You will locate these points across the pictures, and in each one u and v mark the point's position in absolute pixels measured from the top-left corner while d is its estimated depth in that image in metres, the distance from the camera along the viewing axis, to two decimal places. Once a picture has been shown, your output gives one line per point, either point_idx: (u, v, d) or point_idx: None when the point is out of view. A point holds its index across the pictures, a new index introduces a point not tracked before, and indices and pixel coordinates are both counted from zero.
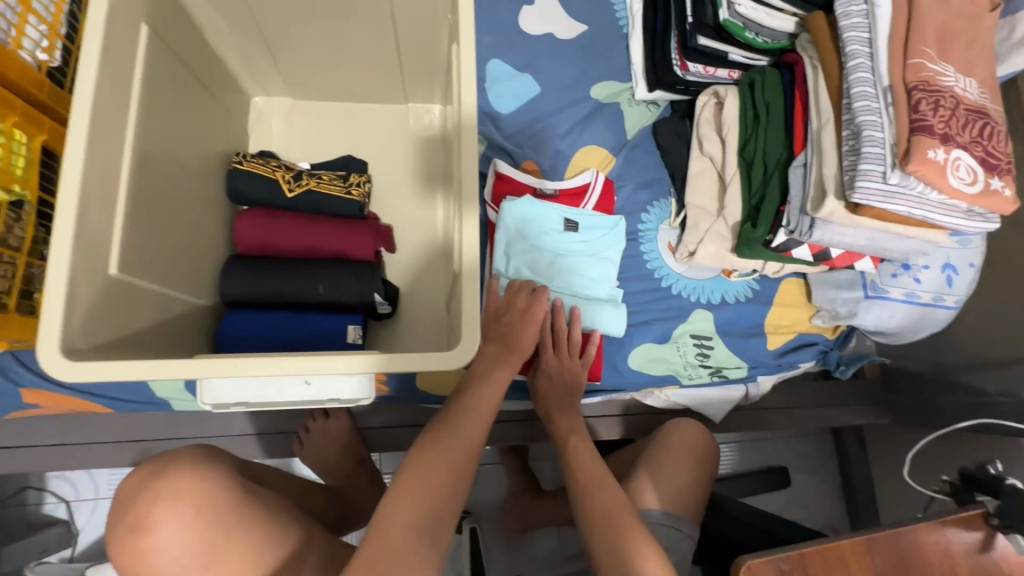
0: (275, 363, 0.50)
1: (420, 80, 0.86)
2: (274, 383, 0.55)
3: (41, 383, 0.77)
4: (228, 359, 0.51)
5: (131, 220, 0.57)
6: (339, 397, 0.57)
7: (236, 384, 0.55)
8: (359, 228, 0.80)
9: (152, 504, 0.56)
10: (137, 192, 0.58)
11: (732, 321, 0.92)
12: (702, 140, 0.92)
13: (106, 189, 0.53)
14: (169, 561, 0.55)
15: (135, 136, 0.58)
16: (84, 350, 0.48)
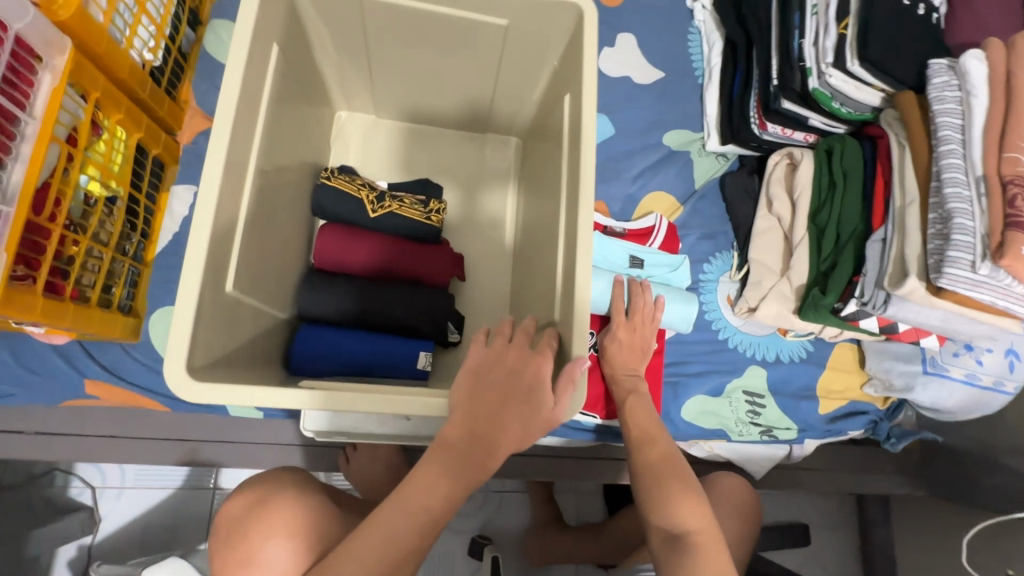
0: (384, 399, 0.49)
1: (506, 113, 0.87)
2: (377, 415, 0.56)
3: (107, 377, 0.77)
4: (341, 390, 0.50)
5: (244, 235, 0.57)
6: None
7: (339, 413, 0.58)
8: (437, 253, 0.81)
9: (243, 519, 0.56)
10: (251, 208, 0.59)
11: (785, 380, 0.92)
12: (772, 199, 0.94)
13: (232, 206, 0.54)
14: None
15: (254, 152, 0.59)
16: (202, 367, 0.49)
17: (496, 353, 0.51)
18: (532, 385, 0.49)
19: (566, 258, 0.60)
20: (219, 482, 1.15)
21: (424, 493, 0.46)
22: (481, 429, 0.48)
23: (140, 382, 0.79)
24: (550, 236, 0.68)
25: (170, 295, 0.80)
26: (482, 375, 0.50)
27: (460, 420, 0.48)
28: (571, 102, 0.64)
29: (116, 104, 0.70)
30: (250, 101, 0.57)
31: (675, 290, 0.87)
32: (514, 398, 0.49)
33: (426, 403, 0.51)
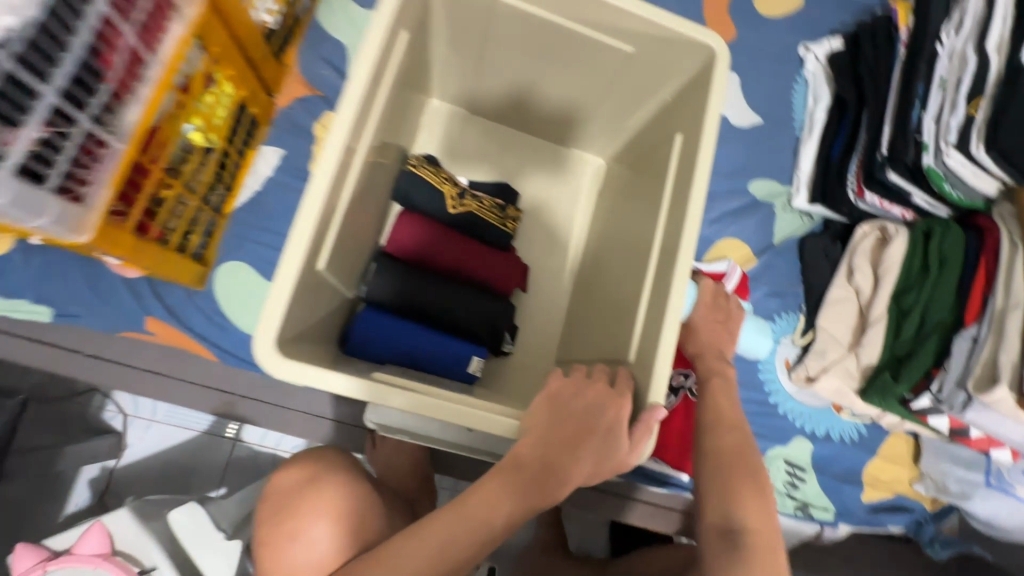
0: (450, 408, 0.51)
1: (601, 135, 0.86)
2: (438, 423, 0.57)
3: (168, 318, 0.80)
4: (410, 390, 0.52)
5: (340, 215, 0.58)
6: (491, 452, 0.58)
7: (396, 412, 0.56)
8: (507, 261, 0.82)
9: (301, 489, 0.57)
10: (350, 188, 0.59)
11: (831, 459, 0.88)
12: (853, 270, 0.89)
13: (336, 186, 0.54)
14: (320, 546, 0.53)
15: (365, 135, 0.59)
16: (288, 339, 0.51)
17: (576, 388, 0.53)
18: (611, 423, 0.51)
19: (654, 305, 0.61)
20: (241, 435, 1.17)
21: (485, 508, 0.46)
22: (555, 454, 0.49)
23: (197, 329, 0.80)
24: (632, 280, 0.69)
25: (241, 251, 0.82)
26: (562, 404, 0.52)
27: (532, 443, 0.49)
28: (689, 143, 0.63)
29: (228, 61, 0.71)
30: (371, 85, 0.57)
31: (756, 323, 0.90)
32: (589, 432, 0.50)
33: (486, 420, 0.52)
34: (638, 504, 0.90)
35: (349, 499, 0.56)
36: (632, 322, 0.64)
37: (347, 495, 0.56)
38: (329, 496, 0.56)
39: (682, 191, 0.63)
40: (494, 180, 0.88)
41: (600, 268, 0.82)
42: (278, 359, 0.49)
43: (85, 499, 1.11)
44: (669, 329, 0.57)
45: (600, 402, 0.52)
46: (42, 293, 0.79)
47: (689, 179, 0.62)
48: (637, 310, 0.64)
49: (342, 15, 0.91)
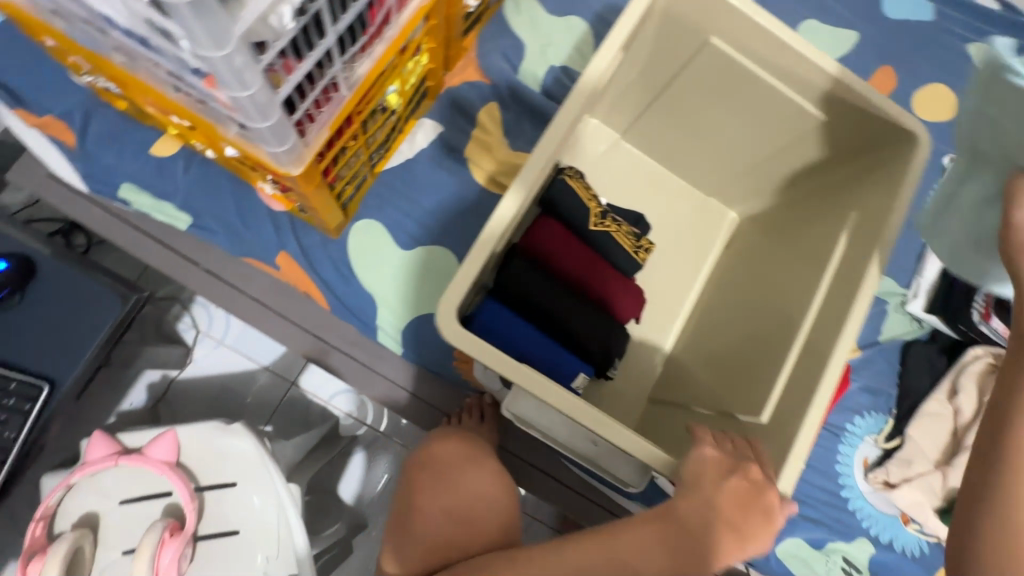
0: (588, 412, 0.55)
1: (749, 185, 0.86)
2: (570, 427, 0.60)
3: (299, 257, 0.82)
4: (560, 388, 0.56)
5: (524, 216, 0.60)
6: (604, 467, 0.62)
7: (538, 409, 0.59)
8: (630, 288, 0.82)
9: (441, 463, 0.66)
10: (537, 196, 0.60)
11: (889, 569, 0.87)
12: (957, 390, 0.90)
13: None
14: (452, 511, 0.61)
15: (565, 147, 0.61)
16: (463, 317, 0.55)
17: (733, 463, 0.53)
18: (767, 507, 0.51)
19: (804, 379, 0.62)
20: (299, 379, 1.19)
21: (631, 550, 0.51)
22: (703, 527, 0.51)
23: (322, 276, 0.83)
24: (775, 348, 0.69)
25: (380, 212, 0.84)
26: (722, 479, 0.52)
27: (687, 506, 0.51)
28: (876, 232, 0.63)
29: (434, 34, 0.73)
30: None
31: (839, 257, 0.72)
32: (739, 512, 0.51)
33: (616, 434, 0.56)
34: None
35: (492, 491, 0.63)
36: (769, 387, 0.65)
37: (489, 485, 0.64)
38: (472, 477, 0.64)
39: (851, 276, 0.64)
40: (631, 208, 0.88)
41: (722, 324, 0.82)
42: (458, 328, 0.56)
43: (140, 402, 1.14)
44: (816, 407, 0.58)
45: (756, 489, 0.52)
46: (189, 202, 0.81)
47: (863, 267, 0.62)
48: (779, 378, 0.65)
49: (526, 15, 0.93)
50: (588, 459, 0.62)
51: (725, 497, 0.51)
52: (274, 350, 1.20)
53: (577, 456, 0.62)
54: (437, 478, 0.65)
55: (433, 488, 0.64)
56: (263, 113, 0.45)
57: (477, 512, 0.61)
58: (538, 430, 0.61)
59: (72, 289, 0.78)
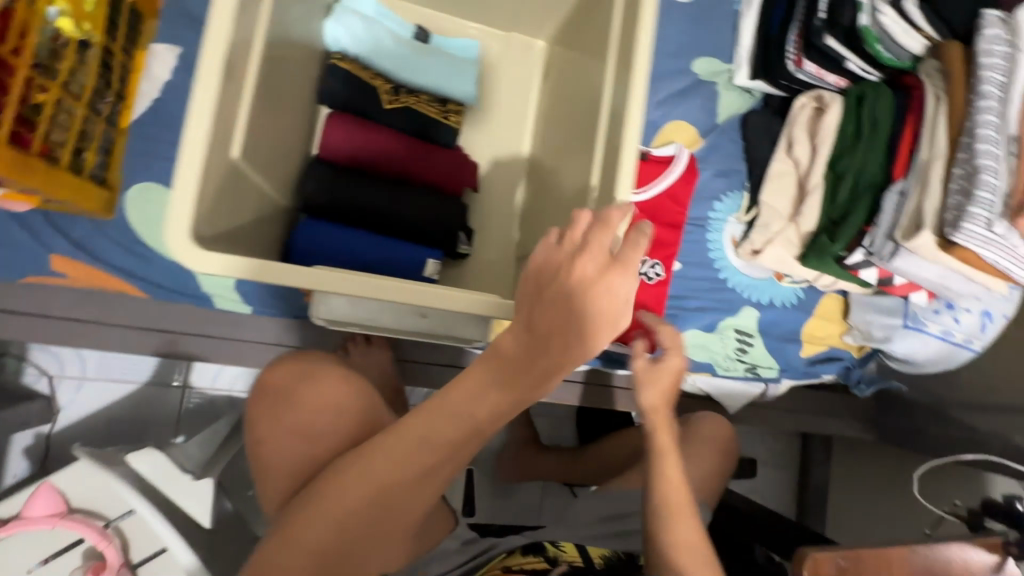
0: (401, 287, 0.50)
1: (539, 5, 0.79)
2: (393, 308, 0.55)
3: (77, 253, 0.71)
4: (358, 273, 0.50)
5: (249, 111, 0.50)
6: (452, 335, 0.56)
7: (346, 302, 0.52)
8: (453, 159, 0.76)
9: (295, 390, 0.58)
10: (255, 85, 0.51)
11: (773, 323, 0.96)
12: (792, 142, 0.92)
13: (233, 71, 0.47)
14: (301, 426, 0.56)
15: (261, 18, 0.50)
16: (208, 238, 0.45)
17: (562, 259, 0.46)
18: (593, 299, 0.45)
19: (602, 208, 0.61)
20: (189, 379, 1.09)
21: (464, 401, 0.49)
22: (530, 352, 0.47)
23: (114, 263, 0.72)
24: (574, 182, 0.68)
25: (150, 172, 0.72)
26: (542, 295, 0.46)
27: (506, 340, 0.48)
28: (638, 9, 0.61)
29: None
30: None
31: (452, 59, 0.79)
32: (584, 306, 0.45)
33: (431, 295, 0.52)
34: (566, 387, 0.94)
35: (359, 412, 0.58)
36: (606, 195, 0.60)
37: (356, 405, 0.57)
38: (328, 394, 0.57)
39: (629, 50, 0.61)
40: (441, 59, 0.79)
41: (546, 169, 0.79)
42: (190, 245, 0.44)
43: (24, 471, 1.03)
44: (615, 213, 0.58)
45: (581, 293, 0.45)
46: None
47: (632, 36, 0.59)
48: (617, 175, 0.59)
49: None
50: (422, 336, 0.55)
51: (545, 308, 0.46)
52: (149, 362, 1.09)
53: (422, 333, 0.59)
54: (295, 406, 0.57)
55: (285, 410, 0.57)
56: None
57: (337, 435, 0.55)
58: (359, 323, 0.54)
59: None
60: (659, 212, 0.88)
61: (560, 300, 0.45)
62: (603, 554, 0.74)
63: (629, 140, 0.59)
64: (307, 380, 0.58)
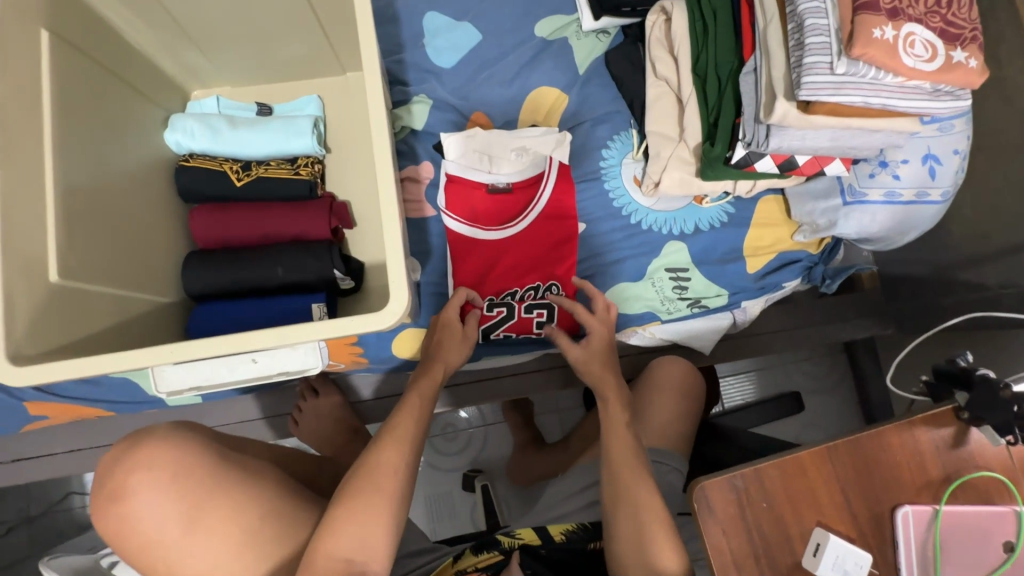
0: (213, 342, 0.53)
1: (349, 42, 0.83)
2: (222, 363, 0.57)
3: (42, 396, 0.81)
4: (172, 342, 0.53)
5: (65, 238, 0.58)
6: (287, 370, 0.58)
7: (185, 369, 0.57)
8: (312, 207, 0.80)
9: (133, 475, 0.54)
10: (66, 215, 0.59)
11: (707, 248, 0.89)
12: (655, 63, 0.87)
13: (27, 210, 0.54)
14: (156, 528, 0.54)
15: (54, 163, 0.58)
16: (33, 355, 0.52)
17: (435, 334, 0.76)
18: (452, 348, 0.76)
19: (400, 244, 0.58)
20: None
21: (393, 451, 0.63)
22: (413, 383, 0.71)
23: (77, 395, 0.83)
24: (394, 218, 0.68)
25: None
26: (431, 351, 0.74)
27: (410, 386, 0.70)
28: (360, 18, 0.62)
29: None
30: (26, 104, 0.56)
31: (296, 115, 0.84)
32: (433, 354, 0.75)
33: (241, 339, 0.53)
34: (502, 377, 0.94)
35: (230, 472, 0.57)
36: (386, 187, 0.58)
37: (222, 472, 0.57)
38: (164, 461, 0.55)
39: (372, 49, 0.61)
40: (281, 119, 0.84)
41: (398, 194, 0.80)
42: (25, 365, 0.51)
43: None
44: (388, 214, 0.55)
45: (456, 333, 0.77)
46: None
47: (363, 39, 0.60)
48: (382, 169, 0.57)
49: None
50: (266, 377, 0.58)
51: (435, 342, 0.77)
52: None
53: (267, 377, 0.59)
54: (149, 484, 0.54)
55: (131, 494, 0.54)
56: None
57: (216, 500, 0.56)
58: (206, 384, 0.58)
59: None
60: (543, 234, 0.87)
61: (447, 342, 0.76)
62: (565, 530, 0.75)
63: (382, 135, 0.58)
64: (150, 459, 0.55)
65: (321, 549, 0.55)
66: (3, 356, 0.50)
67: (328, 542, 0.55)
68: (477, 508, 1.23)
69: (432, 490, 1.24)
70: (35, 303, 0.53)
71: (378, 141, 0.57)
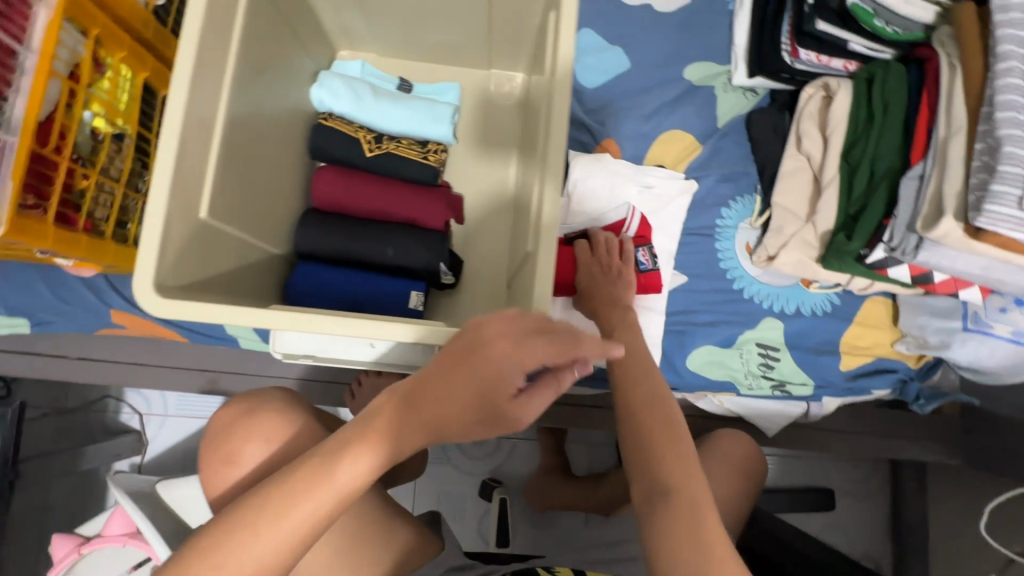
0: (344, 323, 0.53)
1: (507, 44, 0.83)
2: (342, 342, 0.58)
3: (129, 308, 0.83)
4: (303, 312, 0.54)
5: (220, 176, 0.59)
6: (401, 363, 0.58)
7: (304, 335, 0.57)
8: (432, 195, 0.79)
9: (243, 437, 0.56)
10: (224, 154, 0.59)
11: (804, 334, 0.87)
12: (801, 136, 0.85)
13: (199, 143, 0.55)
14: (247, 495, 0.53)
15: (226, 102, 0.59)
16: (173, 288, 0.52)
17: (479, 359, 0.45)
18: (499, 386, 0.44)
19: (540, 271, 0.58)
20: None
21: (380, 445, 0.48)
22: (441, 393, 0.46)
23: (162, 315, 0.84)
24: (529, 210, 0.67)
25: None
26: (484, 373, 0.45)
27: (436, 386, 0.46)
28: (556, 23, 0.60)
29: (117, 42, 0.71)
30: (217, 40, 0.57)
31: (436, 101, 0.84)
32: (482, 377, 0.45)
33: (372, 328, 0.54)
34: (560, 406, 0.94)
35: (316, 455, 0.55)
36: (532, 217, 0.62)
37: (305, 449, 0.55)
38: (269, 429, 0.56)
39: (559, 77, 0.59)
40: (421, 100, 0.84)
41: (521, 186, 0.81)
42: (167, 297, 0.51)
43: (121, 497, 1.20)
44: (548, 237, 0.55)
45: (510, 408, 0.45)
46: (12, 306, 0.83)
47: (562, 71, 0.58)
48: (534, 203, 0.62)
49: None
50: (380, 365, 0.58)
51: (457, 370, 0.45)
52: (213, 402, 1.24)
53: (379, 361, 0.61)
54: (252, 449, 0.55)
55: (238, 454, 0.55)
56: None
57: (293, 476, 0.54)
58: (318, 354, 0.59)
59: None
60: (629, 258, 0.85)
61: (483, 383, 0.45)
62: None
63: (557, 142, 0.58)
64: (259, 426, 0.56)
65: (298, 484, 0.47)
66: (149, 284, 0.50)
67: (312, 485, 0.47)
68: (486, 517, 1.22)
69: (446, 487, 1.23)
70: (185, 237, 0.54)
71: (554, 155, 0.58)
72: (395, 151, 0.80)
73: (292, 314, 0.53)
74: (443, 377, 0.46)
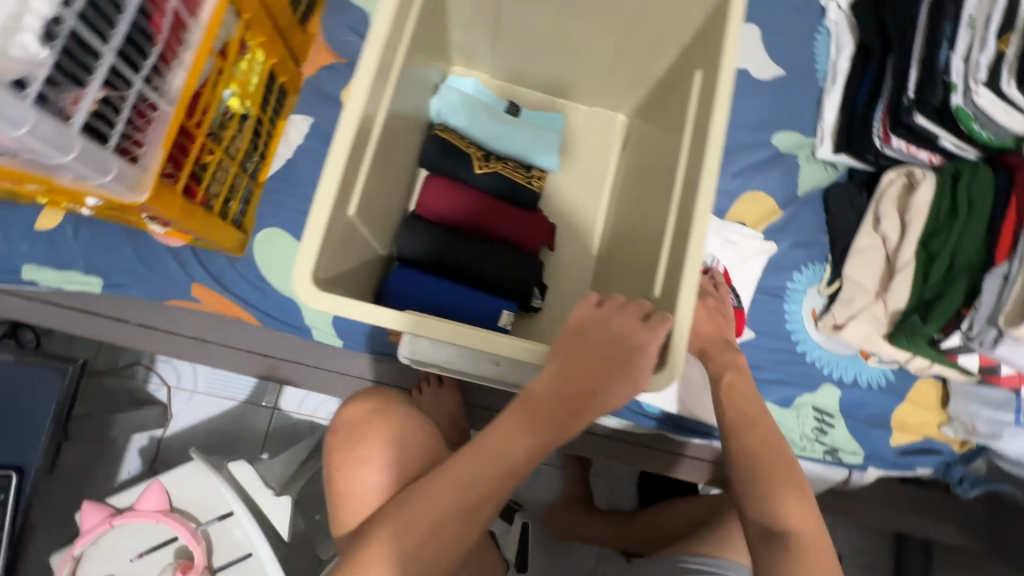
0: (481, 338, 0.52)
1: (621, 86, 0.86)
2: (469, 355, 0.58)
3: (212, 284, 0.83)
4: (441, 321, 0.53)
5: (369, 178, 0.60)
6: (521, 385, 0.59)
7: (430, 344, 0.58)
8: (533, 220, 0.83)
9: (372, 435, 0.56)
10: (373, 155, 0.60)
11: (859, 404, 0.90)
12: (880, 217, 0.89)
13: (362, 143, 0.56)
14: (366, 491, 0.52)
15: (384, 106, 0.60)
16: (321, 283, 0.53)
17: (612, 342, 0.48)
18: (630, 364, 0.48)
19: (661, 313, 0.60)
20: (280, 402, 1.23)
21: (506, 444, 0.46)
22: (576, 382, 0.47)
23: (242, 295, 0.84)
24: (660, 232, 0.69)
25: (277, 218, 0.85)
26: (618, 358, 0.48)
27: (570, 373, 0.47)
28: (705, 82, 0.64)
29: (258, 26, 0.73)
30: (389, 48, 0.59)
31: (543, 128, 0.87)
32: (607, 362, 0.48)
33: (508, 346, 0.53)
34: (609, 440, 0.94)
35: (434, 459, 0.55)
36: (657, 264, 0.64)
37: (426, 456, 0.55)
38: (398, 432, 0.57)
39: (699, 137, 0.62)
40: (529, 124, 0.87)
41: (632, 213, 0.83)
42: (317, 290, 0.51)
43: (136, 469, 1.17)
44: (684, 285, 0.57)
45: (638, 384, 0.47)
46: (91, 264, 0.82)
47: (706, 129, 0.60)
48: (664, 250, 0.64)
49: None
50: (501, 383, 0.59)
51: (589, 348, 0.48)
52: (248, 382, 1.23)
53: (495, 381, 0.60)
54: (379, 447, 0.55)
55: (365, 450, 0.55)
56: (59, 146, 0.45)
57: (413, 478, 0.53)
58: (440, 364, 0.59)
59: (19, 379, 0.83)
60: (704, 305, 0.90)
61: (608, 368, 0.47)
62: None
63: (710, 188, 0.58)
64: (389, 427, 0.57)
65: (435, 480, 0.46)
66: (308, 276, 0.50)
67: (449, 486, 0.46)
68: (502, 540, 1.22)
69: None
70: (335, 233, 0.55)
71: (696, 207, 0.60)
72: (503, 172, 0.83)
73: (434, 320, 0.53)
74: (577, 363, 0.47)
